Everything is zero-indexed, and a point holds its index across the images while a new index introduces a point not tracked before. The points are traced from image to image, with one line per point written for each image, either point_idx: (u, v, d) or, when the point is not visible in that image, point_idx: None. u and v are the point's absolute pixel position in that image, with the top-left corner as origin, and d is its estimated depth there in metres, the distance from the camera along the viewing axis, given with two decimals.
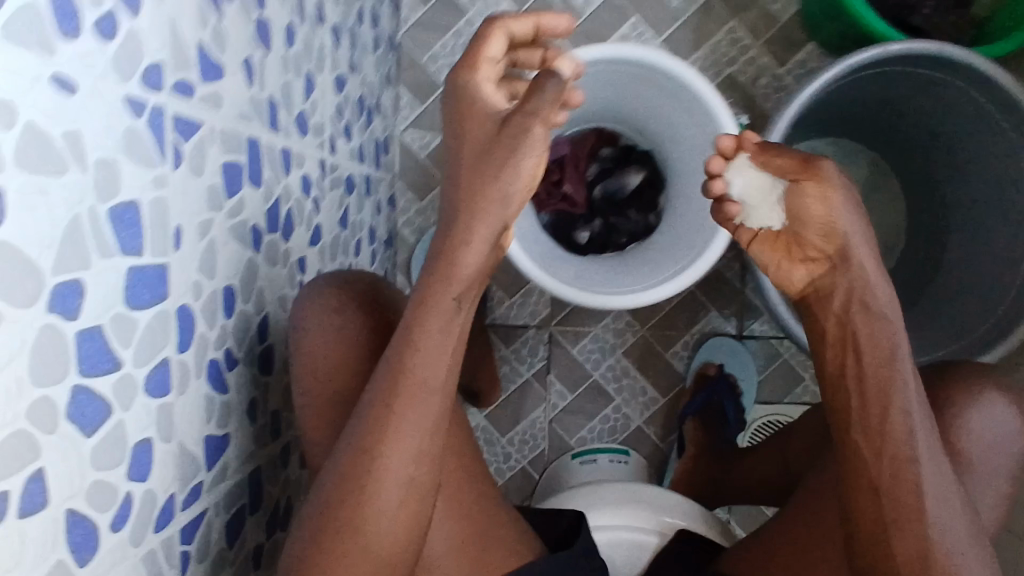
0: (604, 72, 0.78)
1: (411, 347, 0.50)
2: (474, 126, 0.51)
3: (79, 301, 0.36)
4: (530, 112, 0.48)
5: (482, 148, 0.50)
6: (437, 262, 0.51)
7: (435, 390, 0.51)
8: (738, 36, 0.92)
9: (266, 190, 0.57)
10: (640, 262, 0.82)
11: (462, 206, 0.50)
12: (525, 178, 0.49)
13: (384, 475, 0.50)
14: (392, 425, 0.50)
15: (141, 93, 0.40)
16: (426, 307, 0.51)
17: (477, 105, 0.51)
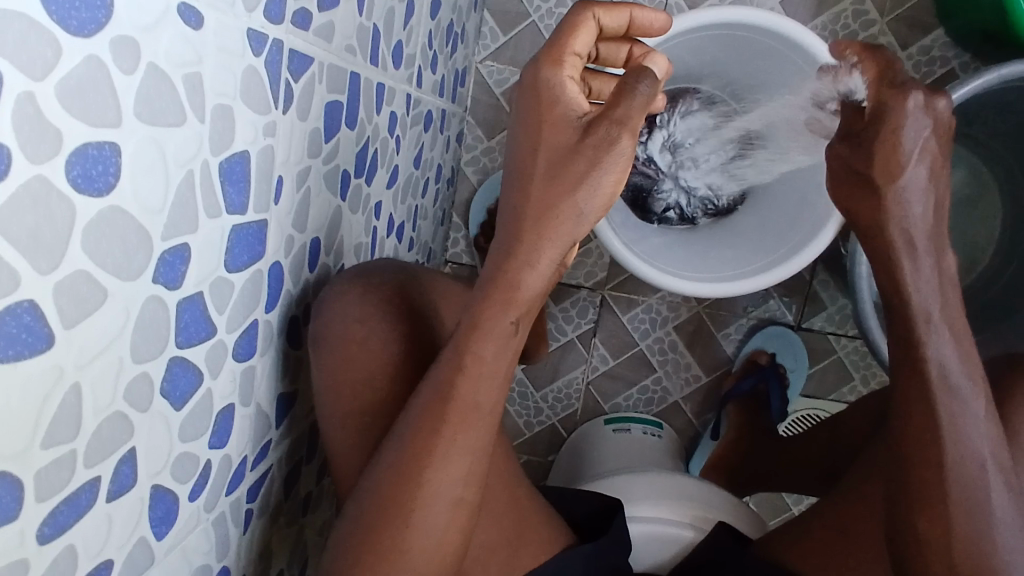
0: (706, 36, 0.72)
1: (461, 368, 0.47)
2: (553, 128, 0.47)
3: (184, 267, 0.32)
4: (618, 120, 0.45)
5: (559, 156, 0.46)
6: (495, 282, 0.47)
7: (485, 412, 0.48)
8: (864, 8, 0.86)
9: (358, 131, 0.52)
10: (714, 253, 0.79)
11: (528, 227, 0.46)
12: (603, 196, 0.46)
13: (429, 501, 0.46)
14: (439, 447, 0.46)
15: (263, 26, 0.34)
16: (482, 330, 0.47)
17: (557, 107, 0.48)
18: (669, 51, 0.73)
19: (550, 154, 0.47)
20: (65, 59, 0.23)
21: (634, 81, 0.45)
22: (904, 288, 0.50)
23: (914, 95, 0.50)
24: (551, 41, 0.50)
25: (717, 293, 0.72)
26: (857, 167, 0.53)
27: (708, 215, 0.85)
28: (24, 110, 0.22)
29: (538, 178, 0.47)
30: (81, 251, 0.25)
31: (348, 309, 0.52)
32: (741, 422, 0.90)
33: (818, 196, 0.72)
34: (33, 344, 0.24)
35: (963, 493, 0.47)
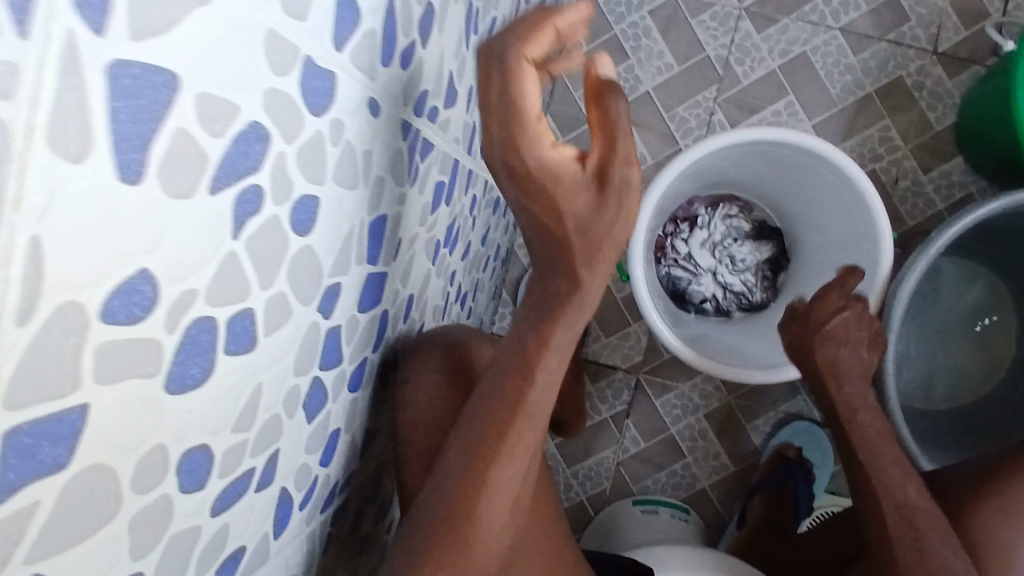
0: (746, 151, 0.81)
1: (530, 381, 0.50)
2: (570, 196, 0.46)
3: (335, 302, 0.39)
4: (624, 160, 0.46)
5: (587, 207, 0.47)
6: (557, 300, 0.51)
7: (543, 416, 0.51)
8: (889, 135, 0.96)
9: (451, 208, 0.61)
10: (745, 348, 0.85)
11: (580, 256, 0.50)
12: (628, 223, 0.50)
13: (492, 506, 0.49)
14: (504, 448, 0.49)
15: (409, 117, 0.43)
16: (546, 340, 0.51)
17: (563, 178, 0.45)
18: (714, 160, 0.82)
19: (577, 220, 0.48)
20: (304, 130, 0.31)
21: (618, 119, 0.45)
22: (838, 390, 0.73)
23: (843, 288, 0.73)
24: (503, 115, 0.41)
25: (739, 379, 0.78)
26: (807, 320, 0.74)
27: (742, 309, 0.92)
28: (278, 165, 0.29)
29: (576, 239, 0.49)
30: (284, 277, 0.32)
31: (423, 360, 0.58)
32: (766, 513, 0.93)
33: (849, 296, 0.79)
34: (244, 345, 0.31)
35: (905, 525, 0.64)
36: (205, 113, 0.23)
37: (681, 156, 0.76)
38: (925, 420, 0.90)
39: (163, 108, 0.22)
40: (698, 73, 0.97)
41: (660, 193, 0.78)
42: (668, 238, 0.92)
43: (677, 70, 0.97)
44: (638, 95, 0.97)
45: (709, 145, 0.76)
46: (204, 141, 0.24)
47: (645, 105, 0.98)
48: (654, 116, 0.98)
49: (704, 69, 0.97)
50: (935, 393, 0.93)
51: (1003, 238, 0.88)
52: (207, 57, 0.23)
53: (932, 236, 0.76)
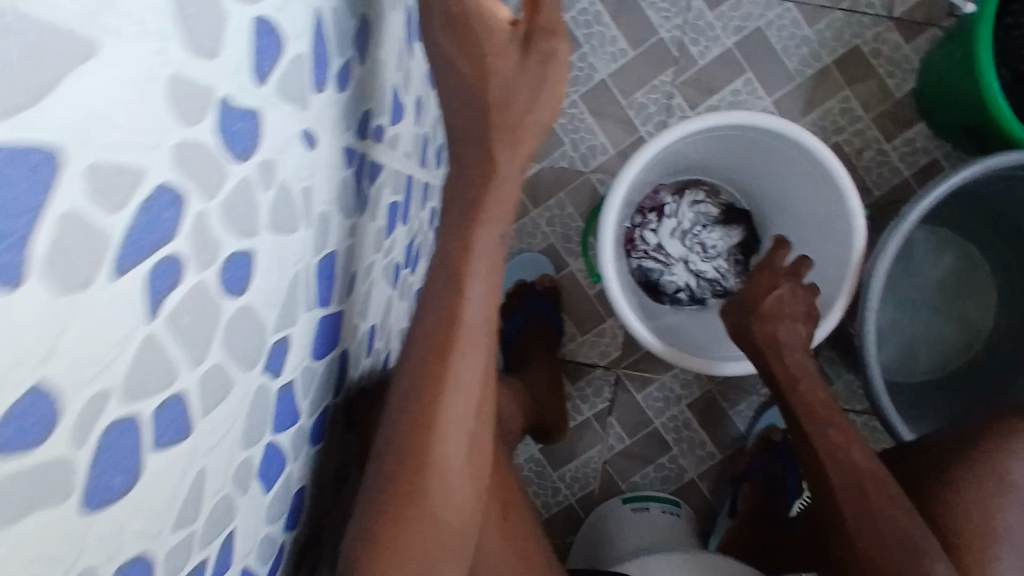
0: (710, 137, 0.79)
1: (464, 288, 0.46)
2: (493, 60, 0.42)
3: (284, 358, 0.35)
4: (546, 28, 0.43)
5: (509, 76, 0.43)
6: (477, 194, 0.46)
7: (486, 328, 0.47)
8: (849, 106, 0.94)
9: (410, 226, 0.57)
10: (718, 340, 0.82)
11: (497, 136, 0.45)
12: (551, 108, 0.46)
13: (450, 423, 0.45)
14: (451, 370, 0.45)
15: (353, 142, 0.39)
16: (473, 247, 0.46)
17: (486, 35, 0.41)
18: (678, 146, 0.79)
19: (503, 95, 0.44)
20: (227, 180, 0.27)
21: None
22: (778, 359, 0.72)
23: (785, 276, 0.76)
24: None
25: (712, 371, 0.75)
26: (749, 295, 0.76)
27: (717, 296, 0.90)
28: (198, 225, 0.25)
29: (494, 112, 0.44)
30: (221, 346, 0.29)
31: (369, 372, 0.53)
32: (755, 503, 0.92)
33: (830, 274, 0.77)
34: (177, 433, 0.27)
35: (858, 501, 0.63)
36: (101, 186, 0.20)
37: (642, 148, 0.73)
38: (908, 391, 0.90)
39: (44, 190, 0.18)
40: (654, 57, 0.94)
41: (626, 188, 0.74)
42: (636, 229, 0.90)
43: (633, 54, 0.94)
44: (594, 84, 0.94)
45: (673, 133, 0.73)
46: (101, 218, 0.20)
47: (603, 94, 0.94)
48: (613, 104, 0.95)
49: (660, 52, 0.94)
50: (916, 363, 0.92)
51: (971, 205, 0.87)
52: (100, 120, 0.19)
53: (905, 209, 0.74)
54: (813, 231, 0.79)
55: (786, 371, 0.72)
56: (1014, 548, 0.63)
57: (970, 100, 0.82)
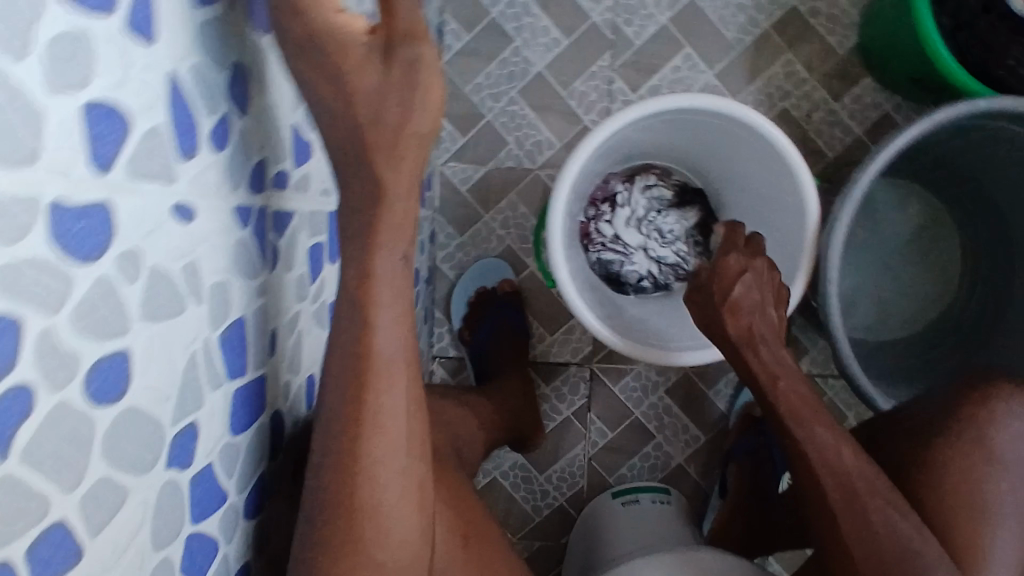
0: (652, 121, 0.76)
1: (371, 322, 0.42)
2: (350, 72, 0.37)
3: (194, 445, 0.33)
4: (410, 31, 0.37)
5: (372, 89, 0.37)
6: (370, 226, 0.41)
7: (402, 364, 0.44)
8: (794, 69, 0.92)
9: (341, 263, 0.54)
10: (684, 328, 0.81)
11: (374, 156, 0.39)
12: (431, 118, 0.39)
13: (376, 467, 0.44)
14: (370, 414, 0.43)
15: (248, 198, 0.37)
16: (377, 282, 0.42)
17: (334, 45, 0.36)
18: (621, 136, 0.76)
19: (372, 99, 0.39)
20: (77, 287, 0.24)
21: None
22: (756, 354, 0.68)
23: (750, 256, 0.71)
24: None
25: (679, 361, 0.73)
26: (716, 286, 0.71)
27: (680, 279, 0.88)
28: (44, 346, 0.23)
29: (362, 129, 0.38)
30: (103, 460, 0.27)
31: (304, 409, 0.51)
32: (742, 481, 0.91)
33: (789, 248, 0.75)
34: (64, 560, 0.25)
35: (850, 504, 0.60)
36: None
37: (588, 137, 0.70)
38: (884, 351, 0.89)
39: None
40: (589, 43, 0.91)
41: (572, 183, 0.72)
42: (591, 222, 0.87)
43: (567, 42, 0.91)
44: (531, 78, 0.91)
45: (613, 125, 0.70)
46: None
47: (541, 87, 0.92)
48: (554, 95, 0.92)
49: (594, 37, 0.91)
50: (887, 322, 0.91)
51: (925, 158, 0.85)
52: None
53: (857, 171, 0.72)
54: (767, 205, 0.78)
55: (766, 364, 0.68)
56: (1005, 531, 0.61)
57: (914, 51, 0.79)
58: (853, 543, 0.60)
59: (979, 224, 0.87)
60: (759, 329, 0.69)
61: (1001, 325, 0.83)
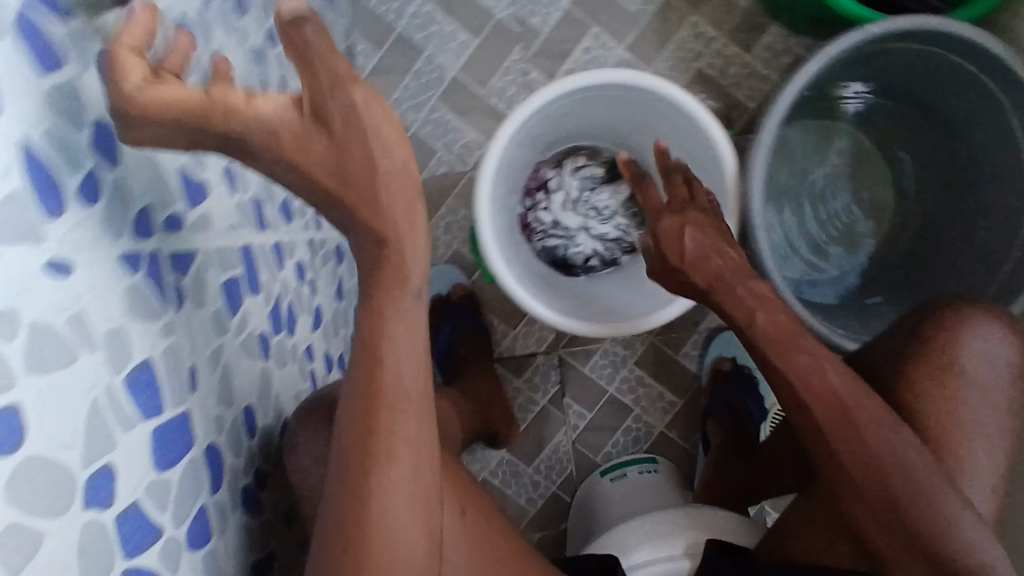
0: (563, 105, 0.77)
1: (379, 354, 0.46)
2: (313, 154, 0.39)
3: (113, 485, 0.35)
4: (330, 89, 0.36)
5: (334, 155, 0.39)
6: (379, 270, 0.45)
7: (413, 394, 0.47)
8: (702, 29, 0.92)
9: (266, 293, 0.56)
10: (640, 296, 0.82)
11: (363, 208, 0.41)
12: (397, 149, 0.40)
13: (388, 492, 0.46)
14: (382, 441, 0.46)
15: (134, 246, 0.39)
16: (382, 316, 0.46)
17: (287, 138, 0.37)
18: (534, 125, 0.77)
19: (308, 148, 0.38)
20: None
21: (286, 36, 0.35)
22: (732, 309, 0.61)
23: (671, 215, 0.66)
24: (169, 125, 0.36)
25: (638, 329, 0.75)
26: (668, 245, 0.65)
27: (627, 252, 0.90)
28: None
29: (348, 188, 0.40)
30: (10, 507, 0.28)
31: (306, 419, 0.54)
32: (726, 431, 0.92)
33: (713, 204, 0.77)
34: None
35: (872, 454, 0.54)
36: None
37: (503, 125, 0.70)
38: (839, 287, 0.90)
39: None
40: (498, 39, 0.92)
41: (492, 181, 0.72)
42: (530, 212, 0.89)
43: (476, 42, 0.92)
44: (448, 83, 0.93)
45: (519, 117, 0.71)
46: None
47: (459, 90, 0.93)
48: (473, 96, 0.93)
49: (501, 34, 0.92)
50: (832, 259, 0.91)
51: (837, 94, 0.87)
52: None
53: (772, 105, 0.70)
54: (689, 166, 0.79)
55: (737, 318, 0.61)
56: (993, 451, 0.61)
57: None
58: (851, 467, 0.55)
59: (911, 153, 0.89)
60: (710, 279, 0.63)
61: (943, 249, 0.85)
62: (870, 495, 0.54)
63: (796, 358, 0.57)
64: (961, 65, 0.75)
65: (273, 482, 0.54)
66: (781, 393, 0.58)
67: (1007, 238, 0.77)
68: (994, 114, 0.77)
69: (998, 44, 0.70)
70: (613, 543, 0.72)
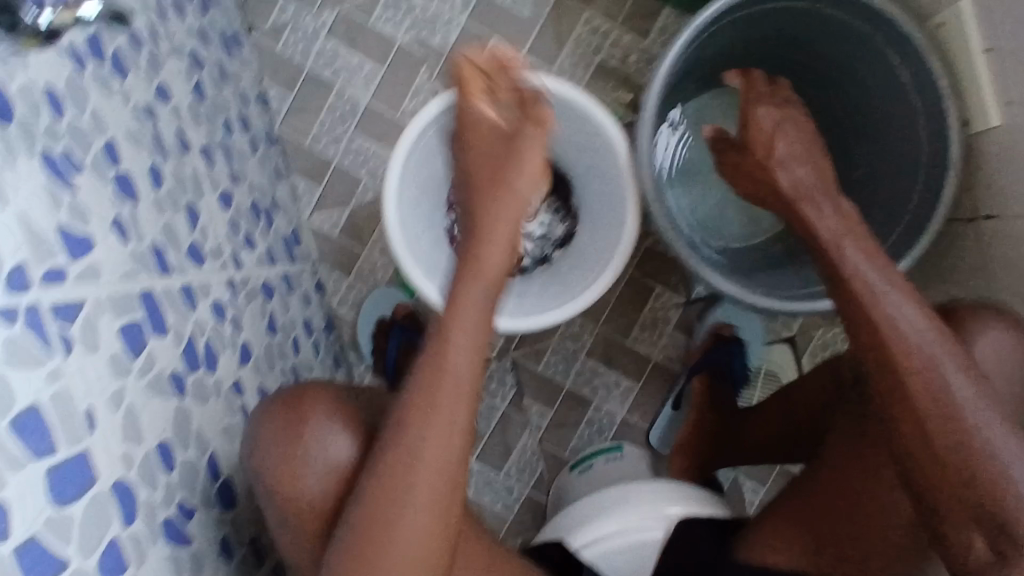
0: (459, 117, 0.78)
1: (446, 343, 0.59)
2: (482, 148, 0.65)
3: (6, 519, 0.38)
4: (524, 118, 0.65)
5: (494, 155, 0.65)
6: (466, 267, 0.62)
7: (463, 383, 0.58)
8: (596, 23, 0.94)
9: (175, 335, 0.59)
10: (559, 289, 0.81)
11: (478, 216, 0.63)
12: (535, 167, 0.64)
13: (421, 465, 0.56)
14: (430, 418, 0.57)
15: (9, 299, 0.41)
16: (459, 305, 0.60)
17: (487, 151, 0.65)
18: (432, 143, 0.78)
19: (492, 188, 0.64)
20: None
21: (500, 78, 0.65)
22: (808, 221, 0.62)
23: (760, 107, 0.69)
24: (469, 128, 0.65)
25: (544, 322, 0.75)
26: (738, 161, 0.69)
27: (557, 246, 0.91)
28: None
29: (490, 181, 0.64)
30: None
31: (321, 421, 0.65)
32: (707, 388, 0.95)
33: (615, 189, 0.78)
34: None
35: (934, 387, 0.52)
36: None
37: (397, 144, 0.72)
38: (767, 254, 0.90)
39: None
40: (403, 64, 0.95)
41: (396, 202, 0.73)
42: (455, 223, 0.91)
43: (381, 70, 0.95)
44: (362, 112, 0.96)
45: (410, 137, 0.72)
46: None
47: (373, 118, 0.96)
48: (388, 122, 0.96)
49: (405, 58, 0.95)
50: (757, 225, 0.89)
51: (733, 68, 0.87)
52: None
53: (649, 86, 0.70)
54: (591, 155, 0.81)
55: (815, 225, 0.62)
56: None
57: None
58: (923, 403, 0.53)
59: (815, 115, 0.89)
60: (802, 183, 0.64)
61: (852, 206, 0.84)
62: (952, 459, 0.52)
63: (867, 293, 0.56)
64: (850, 28, 0.75)
65: (198, 515, 0.58)
66: (854, 316, 0.57)
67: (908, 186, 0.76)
68: (881, 71, 0.76)
69: None
70: (613, 495, 0.70)
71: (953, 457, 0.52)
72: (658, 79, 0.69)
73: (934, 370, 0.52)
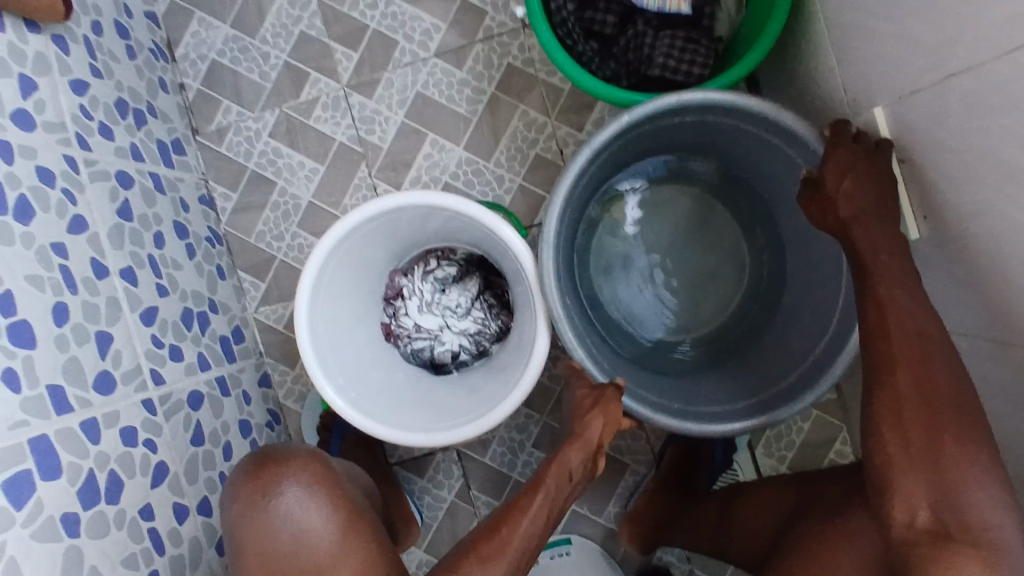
0: (373, 230, 0.79)
1: (553, 462, 0.71)
2: (583, 397, 0.73)
3: None
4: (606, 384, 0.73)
5: (588, 400, 0.72)
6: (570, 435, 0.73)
7: (557, 492, 0.69)
8: (532, 116, 0.95)
9: (70, 474, 0.60)
10: (483, 396, 0.81)
11: (582, 405, 0.73)
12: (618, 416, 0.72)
13: (512, 542, 0.66)
14: (524, 509, 0.68)
15: None
16: (569, 446, 0.72)
17: (590, 401, 0.72)
18: (347, 258, 0.79)
19: (582, 396, 0.73)
20: None
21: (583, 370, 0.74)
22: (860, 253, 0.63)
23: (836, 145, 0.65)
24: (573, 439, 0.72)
25: (454, 438, 0.75)
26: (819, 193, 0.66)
27: (495, 339, 0.91)
28: None
29: (584, 417, 0.72)
30: None
31: (308, 482, 0.68)
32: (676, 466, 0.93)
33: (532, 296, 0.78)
34: None
35: (918, 383, 0.58)
36: None
37: (305, 269, 0.73)
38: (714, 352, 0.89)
39: None
40: (343, 161, 0.97)
41: (310, 319, 0.74)
42: (391, 321, 0.91)
43: (322, 168, 0.97)
44: (304, 209, 0.97)
45: (314, 258, 0.73)
46: None
47: (314, 215, 0.97)
48: (328, 218, 0.97)
49: (345, 155, 0.97)
50: (693, 319, 0.91)
51: (660, 166, 0.87)
52: None
53: (549, 206, 0.70)
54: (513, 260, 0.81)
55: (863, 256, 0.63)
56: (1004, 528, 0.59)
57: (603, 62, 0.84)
58: (910, 395, 0.57)
59: (749, 205, 0.88)
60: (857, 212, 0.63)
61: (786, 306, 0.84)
62: (916, 438, 0.56)
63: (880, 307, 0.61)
64: (765, 138, 0.73)
65: None
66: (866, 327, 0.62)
67: (835, 292, 0.75)
68: (799, 176, 0.74)
69: (762, 105, 0.67)
70: None
71: (920, 438, 0.56)
72: (558, 197, 0.68)
73: (923, 365, 0.58)
